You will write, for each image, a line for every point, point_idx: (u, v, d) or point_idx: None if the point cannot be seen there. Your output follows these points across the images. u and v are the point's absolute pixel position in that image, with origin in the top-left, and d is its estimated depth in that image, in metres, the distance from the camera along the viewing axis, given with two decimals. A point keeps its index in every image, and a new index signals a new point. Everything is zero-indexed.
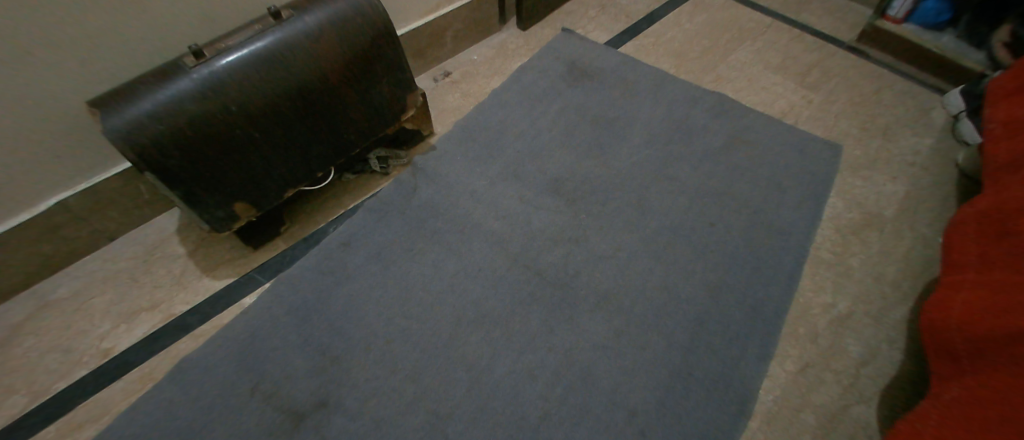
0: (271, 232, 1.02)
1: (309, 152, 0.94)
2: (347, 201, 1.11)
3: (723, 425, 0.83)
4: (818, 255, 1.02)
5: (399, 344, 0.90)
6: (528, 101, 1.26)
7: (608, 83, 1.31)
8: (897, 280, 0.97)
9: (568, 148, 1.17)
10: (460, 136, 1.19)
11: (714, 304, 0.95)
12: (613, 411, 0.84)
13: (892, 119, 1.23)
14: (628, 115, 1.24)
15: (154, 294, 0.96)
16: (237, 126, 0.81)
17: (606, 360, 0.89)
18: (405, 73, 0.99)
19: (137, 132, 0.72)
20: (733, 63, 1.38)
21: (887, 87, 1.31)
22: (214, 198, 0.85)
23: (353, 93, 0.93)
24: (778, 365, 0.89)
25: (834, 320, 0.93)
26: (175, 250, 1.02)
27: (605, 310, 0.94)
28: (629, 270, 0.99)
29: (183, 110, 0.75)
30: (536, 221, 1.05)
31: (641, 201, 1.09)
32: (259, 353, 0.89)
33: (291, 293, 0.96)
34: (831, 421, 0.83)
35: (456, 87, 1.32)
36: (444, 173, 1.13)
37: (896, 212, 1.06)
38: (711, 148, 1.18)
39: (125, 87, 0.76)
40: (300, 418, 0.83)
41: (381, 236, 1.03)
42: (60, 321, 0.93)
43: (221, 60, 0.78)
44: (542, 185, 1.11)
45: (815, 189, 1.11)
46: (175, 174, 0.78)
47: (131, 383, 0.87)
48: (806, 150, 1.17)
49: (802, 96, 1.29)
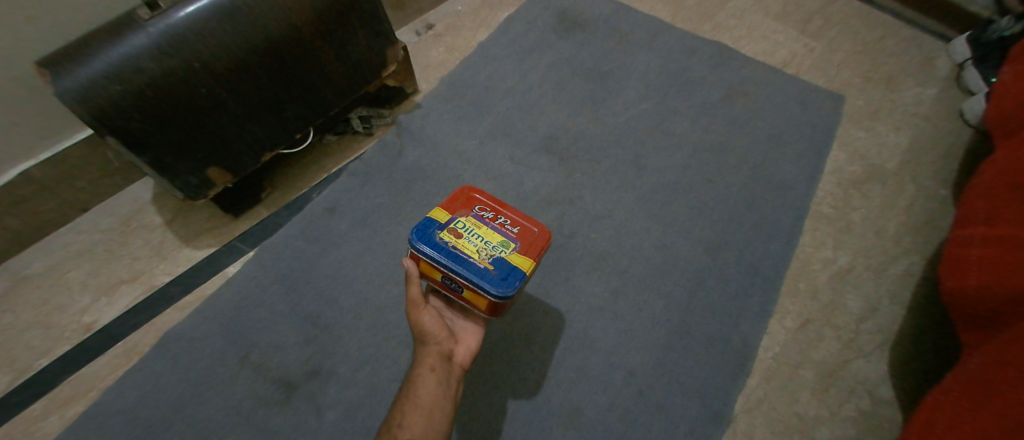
0: (250, 199, 0.97)
1: (284, 112, 0.88)
2: (330, 164, 1.05)
3: (720, 381, 0.82)
4: (819, 211, 0.99)
5: (391, 311, 0.88)
6: (518, 55, 1.19)
7: (601, 34, 1.23)
8: (898, 234, 0.95)
9: (560, 103, 1.12)
10: (446, 93, 1.13)
11: (712, 262, 0.93)
12: (611, 371, 0.83)
13: (896, 68, 1.18)
14: (622, 67, 1.18)
15: (133, 266, 0.92)
16: (204, 86, 0.75)
17: (604, 321, 0.87)
18: (384, 23, 0.91)
19: (93, 94, 0.66)
20: (732, 10, 1.30)
21: (891, 33, 1.24)
22: (184, 165, 0.80)
23: (328, 46, 0.86)
24: (777, 322, 0.88)
25: (833, 275, 0.92)
26: (152, 220, 0.97)
27: (602, 270, 0.92)
28: (625, 229, 0.96)
29: (141, 68, 0.69)
30: (529, 182, 1.01)
31: (638, 158, 1.04)
32: (247, 324, 0.86)
33: (276, 262, 0.92)
34: (830, 375, 0.83)
35: (441, 41, 1.23)
36: (432, 133, 1.07)
37: (900, 165, 1.03)
38: (709, 101, 1.12)
39: (74, 45, 0.69)
40: (293, 388, 0.82)
41: (368, 201, 0.99)
42: (35, 297, 0.89)
43: (179, 11, 0.71)
44: (534, 143, 1.06)
45: (816, 142, 1.07)
46: (141, 140, 0.73)
47: (115, 358, 0.84)
48: (807, 102, 1.13)
49: (803, 45, 1.23)
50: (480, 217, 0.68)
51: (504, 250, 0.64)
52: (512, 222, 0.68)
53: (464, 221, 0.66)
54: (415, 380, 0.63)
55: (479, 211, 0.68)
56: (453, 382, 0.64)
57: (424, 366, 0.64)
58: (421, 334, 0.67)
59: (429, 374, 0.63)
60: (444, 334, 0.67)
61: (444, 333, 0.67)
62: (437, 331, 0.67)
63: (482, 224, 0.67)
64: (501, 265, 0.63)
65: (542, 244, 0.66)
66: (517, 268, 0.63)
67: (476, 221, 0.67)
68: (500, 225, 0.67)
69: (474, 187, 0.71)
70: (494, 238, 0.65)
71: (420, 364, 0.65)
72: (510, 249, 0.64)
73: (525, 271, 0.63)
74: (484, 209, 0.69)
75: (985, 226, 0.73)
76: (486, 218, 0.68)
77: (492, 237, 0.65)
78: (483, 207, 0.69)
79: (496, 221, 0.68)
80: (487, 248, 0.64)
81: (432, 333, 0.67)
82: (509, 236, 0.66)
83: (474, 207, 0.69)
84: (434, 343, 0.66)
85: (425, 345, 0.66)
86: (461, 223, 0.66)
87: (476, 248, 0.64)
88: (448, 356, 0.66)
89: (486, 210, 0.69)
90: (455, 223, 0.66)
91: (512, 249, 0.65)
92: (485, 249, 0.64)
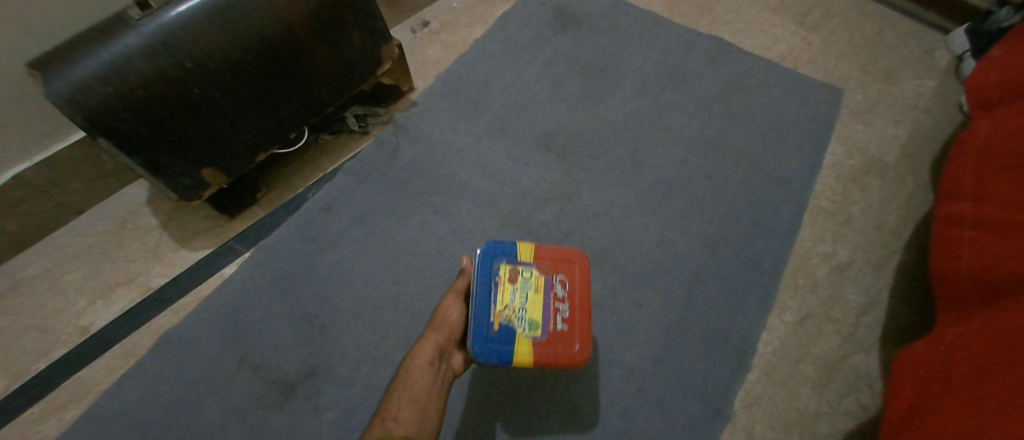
0: (246, 199, 0.96)
1: (279, 111, 0.87)
2: (326, 163, 1.05)
3: (719, 377, 0.82)
4: (818, 205, 0.98)
5: (389, 310, 0.88)
6: (514, 52, 1.18)
7: (597, 29, 1.22)
8: (898, 227, 0.95)
9: (557, 100, 1.11)
10: (442, 91, 1.12)
11: (711, 258, 0.92)
12: (610, 368, 0.83)
13: (895, 60, 1.17)
14: (619, 63, 1.17)
15: (130, 268, 0.92)
16: (197, 86, 0.74)
17: (602, 318, 0.87)
18: (378, 20, 0.91)
19: (84, 95, 0.65)
20: (730, 4, 1.29)
21: (890, 26, 1.24)
22: (179, 166, 0.80)
23: (321, 45, 0.85)
24: (777, 317, 0.87)
25: (833, 269, 0.91)
26: (147, 222, 0.96)
27: (600, 266, 0.91)
28: (623, 226, 0.96)
29: (133, 69, 0.68)
30: (526, 179, 1.00)
31: (636, 153, 1.04)
32: (244, 324, 0.86)
33: (273, 262, 0.91)
34: (830, 369, 0.82)
35: (437, 38, 1.23)
36: (428, 131, 1.06)
37: (899, 158, 1.03)
38: (707, 96, 1.12)
39: (65, 46, 0.68)
40: (291, 388, 0.81)
41: (365, 200, 0.98)
42: (32, 301, 0.88)
43: (171, 11, 0.70)
44: (531, 140, 1.05)
45: (815, 136, 1.06)
46: (133, 141, 0.72)
47: (112, 361, 0.83)
48: (806, 95, 1.12)
49: (801, 38, 1.22)
50: (550, 285, 0.73)
51: (524, 328, 0.69)
52: (565, 317, 0.71)
53: (534, 277, 0.73)
54: (414, 371, 0.65)
55: (555, 282, 0.73)
56: (446, 381, 0.67)
57: (425, 356, 0.67)
58: (439, 323, 0.72)
59: (428, 367, 0.66)
60: (456, 331, 0.71)
61: (458, 329, 0.72)
62: (452, 326, 0.71)
63: (544, 292, 0.72)
64: (503, 334, 0.68)
65: (559, 359, 0.69)
66: (511, 347, 0.68)
67: (544, 287, 0.72)
68: (554, 309, 0.71)
69: (582, 262, 0.75)
70: (532, 312, 0.70)
71: (421, 352, 0.68)
72: (528, 332, 0.69)
73: (514, 357, 0.68)
74: (561, 285, 0.73)
75: (974, 202, 0.72)
76: (554, 293, 0.72)
77: (533, 313, 0.70)
78: (563, 284, 0.73)
79: (557, 303, 0.72)
80: (515, 312, 0.69)
81: (447, 328, 0.71)
82: (546, 326, 0.70)
83: (557, 274, 0.74)
84: (445, 335, 0.70)
85: (433, 333, 0.70)
86: (530, 275, 0.73)
87: (510, 303, 0.70)
88: (447, 355, 0.69)
89: (561, 287, 0.73)
90: (525, 269, 0.73)
91: (532, 335, 0.69)
92: (513, 311, 0.70)
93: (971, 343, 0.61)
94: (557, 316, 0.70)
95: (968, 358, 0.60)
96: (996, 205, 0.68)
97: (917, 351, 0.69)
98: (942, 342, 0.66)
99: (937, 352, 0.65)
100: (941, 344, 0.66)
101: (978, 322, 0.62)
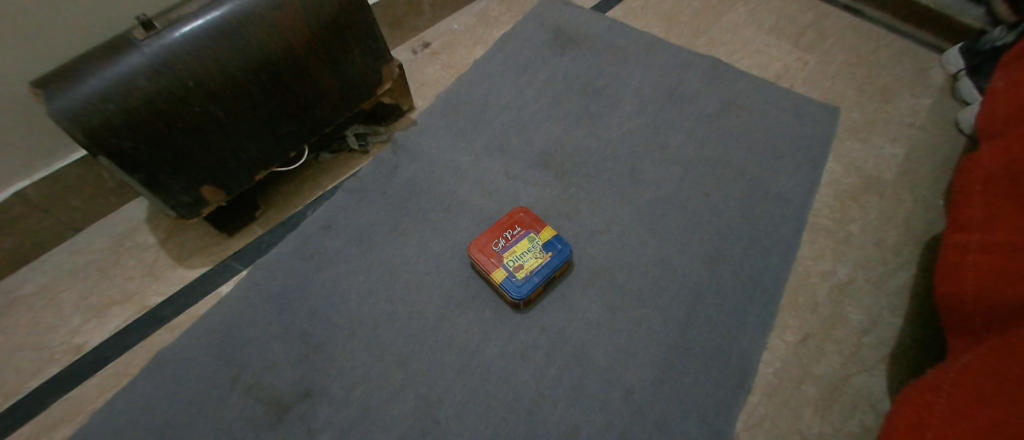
0: (245, 217, 0.97)
1: (279, 130, 0.88)
2: (325, 181, 1.05)
3: (720, 400, 0.81)
4: (817, 222, 0.98)
5: (385, 329, 0.87)
6: (514, 71, 1.20)
7: (596, 50, 1.24)
8: (897, 245, 0.94)
9: (556, 119, 1.12)
10: (441, 110, 1.13)
11: (710, 276, 0.92)
12: (609, 389, 0.81)
13: (890, 79, 1.19)
14: (618, 82, 1.18)
15: (126, 286, 0.92)
16: (198, 104, 0.75)
17: (601, 337, 0.86)
18: (379, 42, 0.92)
19: (86, 114, 0.66)
20: (725, 25, 1.31)
21: (884, 46, 1.25)
22: (178, 182, 0.80)
23: (323, 65, 0.86)
24: (777, 336, 0.86)
25: (833, 288, 0.91)
26: (146, 240, 0.96)
27: (598, 284, 0.91)
28: (621, 244, 0.95)
29: (135, 87, 0.69)
30: (525, 197, 1.01)
31: (634, 171, 1.04)
32: (239, 343, 0.85)
33: (270, 280, 0.91)
34: (833, 390, 0.81)
35: (437, 59, 1.25)
36: (427, 150, 1.07)
37: (897, 175, 1.03)
38: (705, 115, 1.13)
39: (69, 64, 0.69)
40: (284, 409, 0.80)
41: (362, 218, 0.98)
42: (25, 319, 0.87)
43: (175, 32, 0.71)
44: (530, 159, 1.06)
45: (812, 154, 1.07)
46: (133, 158, 0.73)
47: (105, 381, 0.82)
48: (802, 114, 1.13)
49: (797, 58, 1.24)
50: (502, 248, 0.88)
51: (537, 242, 0.89)
52: (510, 229, 0.90)
53: (507, 259, 0.87)
54: None
55: (496, 245, 0.88)
56: None
57: None
58: None
59: None
60: None
61: None
62: None
63: (510, 248, 0.88)
64: (549, 244, 0.88)
65: (533, 214, 0.92)
66: (549, 238, 0.89)
67: (509, 249, 0.88)
68: (512, 236, 0.89)
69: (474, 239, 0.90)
70: (524, 243, 0.88)
71: None
72: (538, 236, 0.89)
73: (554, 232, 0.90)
74: (496, 242, 0.89)
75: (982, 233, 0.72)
76: (504, 240, 0.89)
77: (526, 253, 0.87)
78: (496, 240, 0.89)
79: (506, 237, 0.89)
80: (535, 250, 0.88)
81: None
82: (524, 235, 0.89)
83: (492, 244, 0.89)
84: None
85: None
86: (508, 263, 0.86)
87: (533, 258, 0.87)
88: None
89: (497, 241, 0.89)
90: (510, 267, 0.86)
91: (543, 257, 0.87)
92: (535, 251, 0.88)
93: (980, 367, 0.60)
94: (512, 234, 0.89)
95: (978, 383, 0.59)
96: (1002, 234, 0.68)
97: (926, 377, 0.68)
98: (952, 368, 0.65)
99: (948, 377, 0.64)
100: (951, 370, 0.65)
101: (987, 348, 0.61)
